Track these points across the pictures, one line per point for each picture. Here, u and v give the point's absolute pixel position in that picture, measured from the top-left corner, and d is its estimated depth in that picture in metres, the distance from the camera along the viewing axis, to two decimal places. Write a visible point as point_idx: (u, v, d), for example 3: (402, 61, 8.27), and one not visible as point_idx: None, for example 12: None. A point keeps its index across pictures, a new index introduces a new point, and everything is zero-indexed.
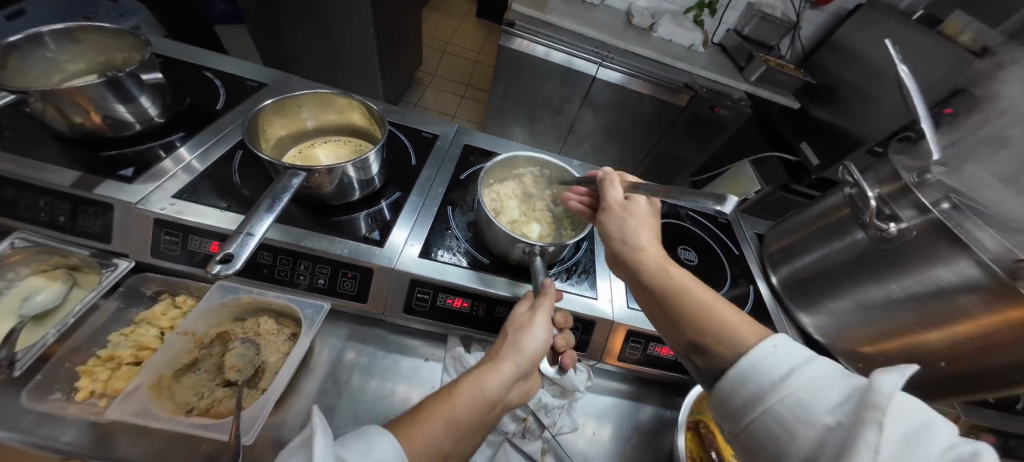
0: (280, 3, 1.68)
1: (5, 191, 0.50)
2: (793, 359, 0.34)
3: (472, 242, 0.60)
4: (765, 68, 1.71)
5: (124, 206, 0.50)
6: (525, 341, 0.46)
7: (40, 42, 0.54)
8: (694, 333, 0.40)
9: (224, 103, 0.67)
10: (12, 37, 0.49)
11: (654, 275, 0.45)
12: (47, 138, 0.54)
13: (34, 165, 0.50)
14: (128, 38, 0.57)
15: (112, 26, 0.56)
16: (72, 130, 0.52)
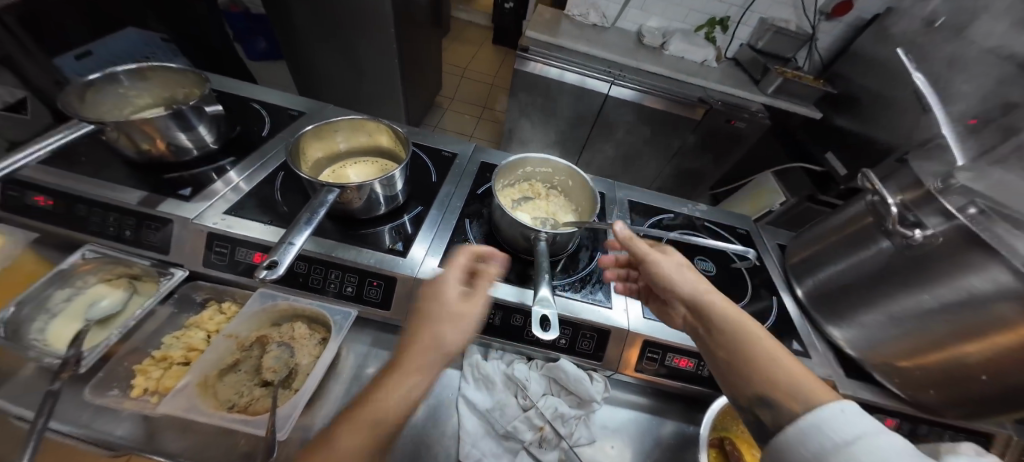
0: (312, 39, 1.83)
1: (79, 208, 0.57)
2: (868, 427, 0.33)
3: (489, 253, 0.62)
4: (781, 80, 1.71)
5: (182, 221, 0.56)
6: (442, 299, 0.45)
7: (115, 80, 0.62)
8: (760, 384, 0.40)
9: (268, 130, 0.74)
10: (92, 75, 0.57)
11: (718, 322, 0.46)
12: (117, 163, 0.62)
13: (104, 187, 0.57)
14: (191, 76, 0.65)
15: (178, 66, 0.64)
16: (140, 156, 0.60)
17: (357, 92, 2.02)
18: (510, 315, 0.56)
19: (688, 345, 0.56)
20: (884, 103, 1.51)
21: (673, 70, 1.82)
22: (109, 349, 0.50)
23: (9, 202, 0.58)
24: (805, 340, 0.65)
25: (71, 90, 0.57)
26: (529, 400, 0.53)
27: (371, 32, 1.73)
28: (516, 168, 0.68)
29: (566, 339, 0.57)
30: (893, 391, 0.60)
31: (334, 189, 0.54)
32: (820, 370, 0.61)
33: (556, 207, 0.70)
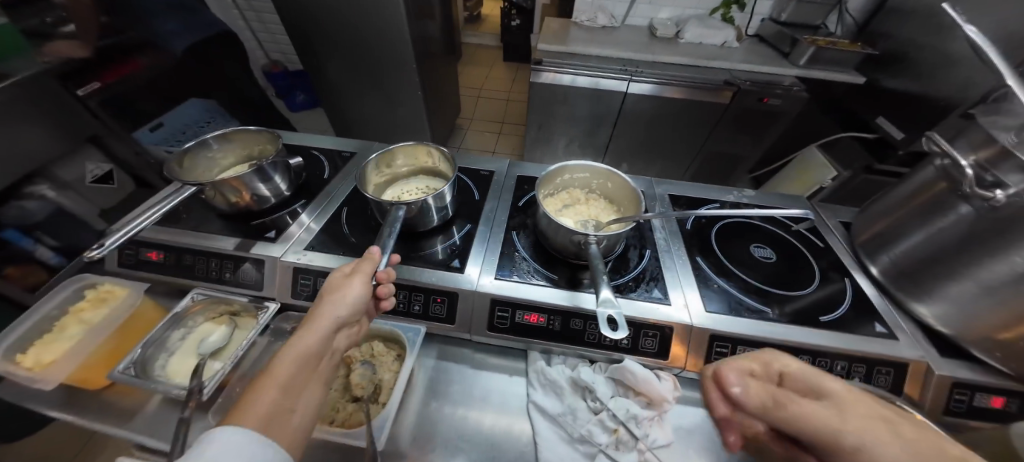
0: (343, 81, 1.98)
1: (186, 258, 0.67)
2: None
3: (540, 261, 0.65)
4: (814, 49, 1.63)
5: (273, 260, 0.64)
6: (342, 298, 0.49)
7: (206, 145, 0.72)
8: None
9: (329, 171, 0.83)
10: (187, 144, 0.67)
11: None
12: (213, 216, 0.72)
13: (212, 241, 0.67)
14: (265, 134, 0.75)
15: (256, 128, 0.73)
16: (231, 208, 0.70)
17: (386, 125, 2.15)
18: (569, 319, 0.58)
19: (758, 336, 0.56)
20: (932, 57, 1.41)
21: (695, 58, 1.78)
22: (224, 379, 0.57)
23: (134, 262, 0.69)
24: (888, 321, 0.61)
25: (172, 158, 0.67)
26: (598, 403, 0.55)
27: (396, 68, 1.85)
28: (553, 178, 0.70)
29: (628, 339, 0.58)
30: (998, 368, 0.56)
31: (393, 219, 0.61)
32: (908, 352, 0.57)
33: (596, 210, 0.71)
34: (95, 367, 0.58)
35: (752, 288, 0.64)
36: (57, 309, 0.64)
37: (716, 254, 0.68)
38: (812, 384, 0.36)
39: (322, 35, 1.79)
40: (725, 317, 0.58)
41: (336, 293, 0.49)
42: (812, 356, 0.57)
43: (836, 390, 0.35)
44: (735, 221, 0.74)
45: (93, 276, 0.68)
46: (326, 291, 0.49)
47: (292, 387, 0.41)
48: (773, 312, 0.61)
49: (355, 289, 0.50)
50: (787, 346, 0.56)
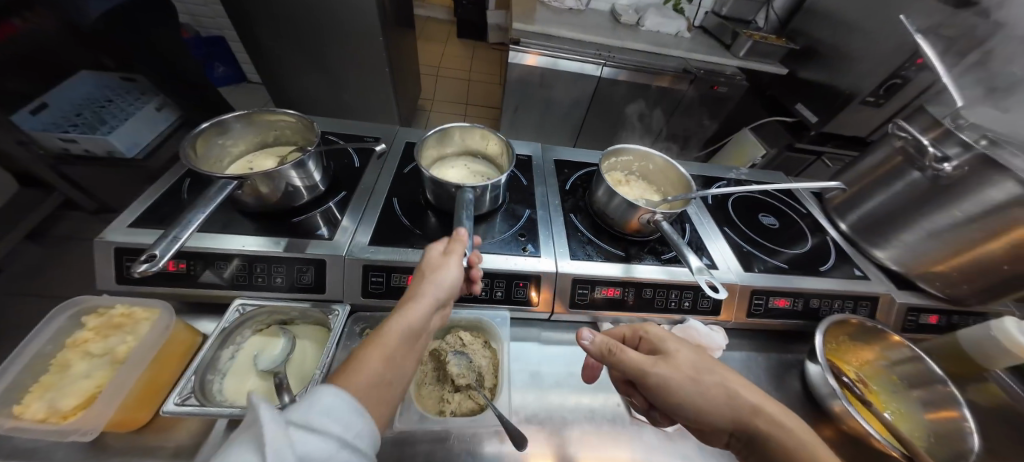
0: (295, 55, 1.76)
1: (220, 266, 0.58)
2: None
3: (602, 240, 0.70)
4: (751, 42, 1.87)
5: (337, 259, 0.59)
6: (441, 277, 0.49)
7: (224, 129, 0.63)
8: None
9: (360, 159, 0.78)
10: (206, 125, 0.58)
11: None
12: (238, 214, 0.64)
13: (253, 244, 0.59)
14: (299, 120, 0.65)
15: (285, 112, 0.65)
16: (258, 203, 0.62)
17: (347, 105, 1.98)
18: (642, 289, 0.64)
19: (787, 287, 0.68)
20: (840, 54, 1.71)
21: (658, 46, 1.92)
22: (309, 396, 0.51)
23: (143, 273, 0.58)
24: (862, 266, 0.78)
25: (188, 143, 0.58)
26: None
27: (363, 43, 1.71)
28: (610, 158, 0.75)
29: (689, 300, 0.66)
30: (933, 292, 0.75)
31: (466, 208, 0.60)
32: (879, 287, 0.74)
33: (639, 190, 0.78)
34: (137, 404, 0.49)
35: (772, 250, 0.75)
36: (47, 343, 0.50)
37: (737, 224, 0.79)
38: (671, 345, 0.52)
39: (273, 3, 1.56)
40: (763, 275, 0.69)
41: (441, 266, 0.50)
42: (822, 299, 0.70)
43: (671, 351, 0.51)
44: (741, 196, 0.87)
45: (91, 298, 0.54)
46: (427, 269, 0.50)
47: (398, 354, 0.42)
48: (791, 267, 0.72)
49: (453, 267, 0.51)
50: (805, 293, 0.69)
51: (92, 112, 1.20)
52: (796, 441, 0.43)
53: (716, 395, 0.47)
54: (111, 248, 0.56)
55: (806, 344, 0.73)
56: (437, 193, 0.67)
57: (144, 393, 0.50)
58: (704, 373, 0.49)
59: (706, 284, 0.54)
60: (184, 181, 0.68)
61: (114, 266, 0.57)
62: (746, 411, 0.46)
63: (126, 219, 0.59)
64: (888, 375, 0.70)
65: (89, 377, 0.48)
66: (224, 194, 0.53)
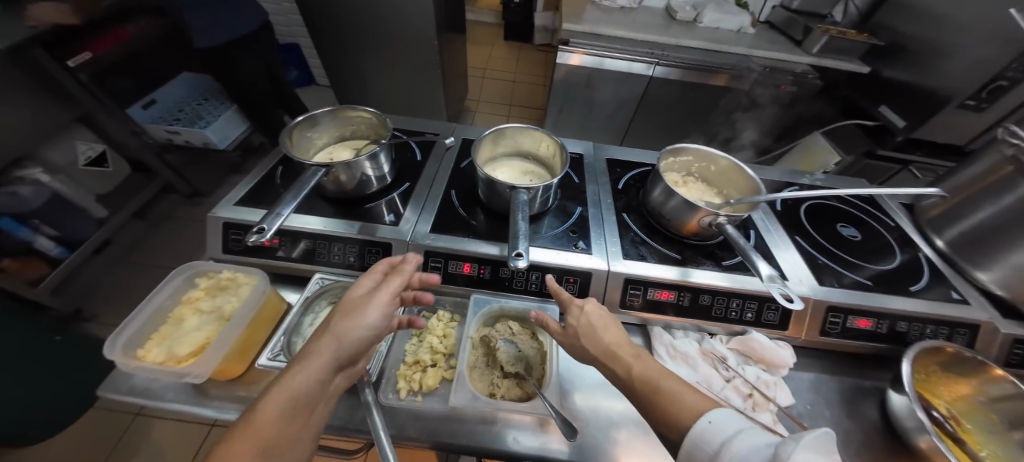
0: (358, 56, 1.89)
1: (304, 242, 0.65)
2: None
3: (657, 241, 0.67)
4: (827, 38, 1.72)
5: (403, 244, 0.64)
6: (354, 328, 0.46)
7: (313, 122, 0.69)
8: None
9: (420, 154, 0.82)
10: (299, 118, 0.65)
11: None
12: (314, 198, 0.70)
13: (331, 226, 0.65)
14: (374, 116, 0.70)
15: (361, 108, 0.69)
16: (338, 191, 0.68)
17: (401, 104, 2.09)
18: (699, 295, 0.62)
19: (868, 305, 0.61)
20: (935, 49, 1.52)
21: (714, 42, 1.82)
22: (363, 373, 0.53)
23: (242, 247, 0.65)
24: (961, 288, 0.68)
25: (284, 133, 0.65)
26: (731, 372, 0.58)
27: (418, 45, 1.80)
28: (670, 158, 0.72)
29: (753, 312, 0.62)
30: None
31: (520, 206, 0.59)
32: (981, 315, 0.64)
33: (699, 193, 0.74)
34: (236, 357, 0.55)
35: (851, 264, 0.68)
36: (167, 300, 0.59)
37: (811, 233, 0.73)
38: (572, 316, 0.54)
39: (341, 8, 1.70)
40: (840, 290, 0.63)
41: (365, 310, 0.48)
42: (909, 322, 0.62)
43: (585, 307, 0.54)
44: (815, 203, 0.80)
45: (202, 264, 0.63)
46: (335, 320, 0.46)
47: (279, 437, 0.39)
48: (874, 284, 0.65)
49: (373, 314, 0.48)
50: (890, 313, 0.62)
51: (190, 106, 1.76)
52: (648, 384, 0.45)
53: (607, 341, 0.50)
54: (219, 222, 0.65)
55: (888, 371, 0.66)
56: (488, 193, 0.68)
57: (242, 348, 0.56)
58: (597, 337, 0.51)
59: (778, 294, 0.50)
60: (276, 168, 0.75)
61: (222, 239, 0.65)
62: (637, 381, 0.46)
63: (232, 198, 0.66)
64: (987, 414, 0.61)
65: (198, 330, 0.55)
66: (317, 178, 0.59)
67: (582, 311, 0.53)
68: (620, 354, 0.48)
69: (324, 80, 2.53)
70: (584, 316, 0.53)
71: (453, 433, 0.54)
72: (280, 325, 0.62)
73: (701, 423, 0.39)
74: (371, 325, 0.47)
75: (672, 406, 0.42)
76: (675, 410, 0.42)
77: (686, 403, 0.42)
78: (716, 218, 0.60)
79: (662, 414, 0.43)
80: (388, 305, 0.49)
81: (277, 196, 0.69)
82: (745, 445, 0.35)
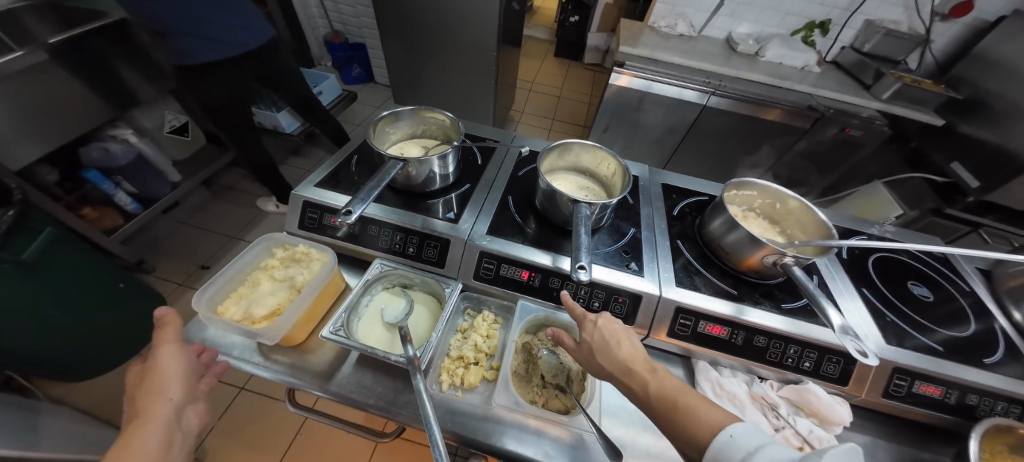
0: (421, 57, 1.99)
1: (370, 229, 0.69)
2: None
3: (712, 274, 0.67)
4: (899, 85, 1.64)
5: (460, 242, 0.67)
6: (159, 376, 0.51)
7: (395, 118, 0.74)
8: None
9: (481, 158, 0.85)
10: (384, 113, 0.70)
11: None
12: (383, 190, 0.74)
13: (395, 216, 0.69)
14: (454, 121, 0.73)
15: (440, 110, 0.74)
16: (406, 184, 0.72)
17: (452, 106, 2.16)
18: (754, 336, 0.61)
19: (937, 372, 0.58)
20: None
21: (776, 77, 1.78)
22: (413, 360, 0.56)
23: (315, 225, 0.70)
24: None
25: (368, 125, 0.70)
26: (781, 421, 0.57)
27: (478, 52, 1.87)
28: (735, 190, 0.72)
29: (811, 362, 0.60)
30: None
31: (583, 221, 0.60)
32: None
33: (760, 229, 0.73)
34: (300, 327, 0.60)
35: (921, 326, 0.64)
36: (249, 264, 0.65)
37: (879, 288, 0.69)
38: (585, 328, 0.53)
39: (416, 18, 1.81)
40: (908, 352, 0.59)
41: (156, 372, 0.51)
42: (981, 396, 0.58)
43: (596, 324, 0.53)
44: (883, 256, 0.76)
45: (279, 235, 0.68)
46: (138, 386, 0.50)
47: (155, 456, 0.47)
48: (946, 351, 0.61)
49: (168, 363, 0.52)
50: (960, 383, 0.58)
51: None
52: (669, 398, 0.45)
53: (623, 355, 0.49)
54: (300, 200, 0.70)
55: (951, 446, 0.61)
56: (547, 203, 0.70)
57: (305, 320, 0.61)
58: (612, 351, 0.50)
59: (852, 349, 0.49)
60: (352, 157, 0.79)
61: (299, 216, 0.71)
62: (655, 399, 0.46)
63: (312, 179, 0.72)
64: None
65: (273, 296, 0.60)
66: (391, 172, 0.63)
67: (594, 324, 0.53)
68: (635, 369, 0.48)
69: (381, 78, 2.65)
70: (597, 331, 0.52)
71: (493, 437, 0.55)
72: (338, 304, 0.67)
73: (721, 436, 0.41)
74: (174, 370, 0.52)
75: (690, 421, 0.43)
76: (697, 426, 0.43)
77: (705, 419, 0.43)
78: (780, 257, 0.60)
79: (680, 429, 0.44)
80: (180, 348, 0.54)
81: (351, 182, 0.73)
82: (766, 458, 0.38)
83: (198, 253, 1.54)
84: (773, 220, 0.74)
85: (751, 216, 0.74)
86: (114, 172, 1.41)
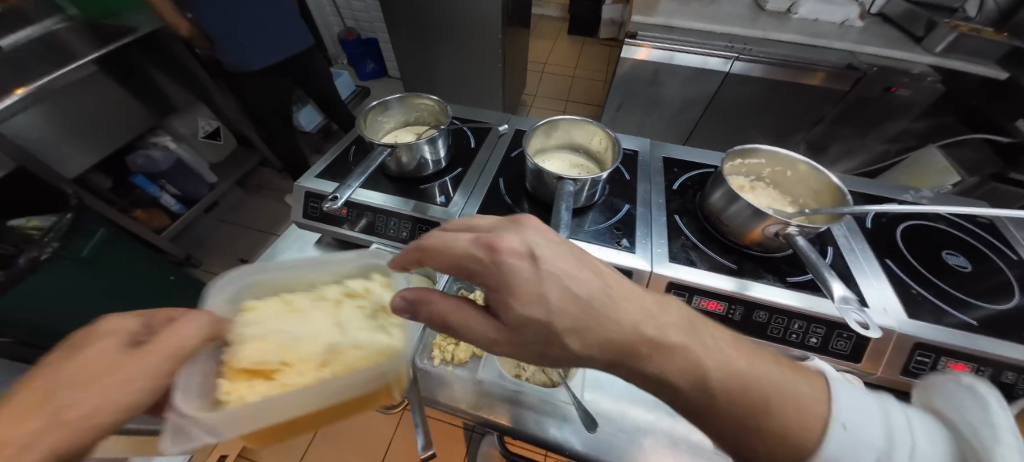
0: (431, 46, 1.99)
1: (368, 216, 0.71)
2: None
3: (711, 249, 0.64)
4: (955, 35, 1.46)
5: (450, 225, 0.68)
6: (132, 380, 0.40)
7: (384, 107, 0.75)
8: None
9: (475, 140, 0.84)
10: (375, 105, 0.70)
11: None
12: (377, 176, 0.76)
13: (390, 202, 0.71)
14: (441, 107, 0.73)
15: (429, 97, 0.73)
16: (399, 171, 0.73)
17: (465, 93, 2.15)
18: (753, 311, 0.58)
19: (967, 350, 0.52)
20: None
21: (809, 36, 1.62)
22: None
23: (318, 213, 0.73)
24: None
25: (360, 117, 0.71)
26: None
27: (485, 36, 1.84)
28: (734, 160, 0.66)
29: (818, 338, 0.56)
30: None
31: (566, 200, 0.59)
32: None
33: (768, 199, 0.68)
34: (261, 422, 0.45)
35: (953, 298, 0.58)
36: (324, 273, 0.56)
37: (904, 257, 0.63)
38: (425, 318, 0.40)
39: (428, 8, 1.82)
40: (933, 327, 0.54)
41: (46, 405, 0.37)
42: (1020, 374, 0.53)
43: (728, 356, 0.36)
44: (913, 223, 0.69)
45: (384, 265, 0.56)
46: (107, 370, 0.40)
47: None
48: (980, 326, 0.55)
49: (147, 377, 0.41)
50: (994, 362, 0.53)
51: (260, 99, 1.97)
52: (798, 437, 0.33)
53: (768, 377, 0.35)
54: (302, 191, 0.74)
55: None
56: (536, 183, 0.69)
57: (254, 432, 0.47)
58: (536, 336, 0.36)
59: (854, 322, 0.47)
60: (350, 147, 0.82)
61: (302, 206, 0.74)
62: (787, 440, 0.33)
63: (313, 171, 0.75)
64: None
65: (295, 343, 0.48)
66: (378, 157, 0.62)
67: (443, 307, 0.39)
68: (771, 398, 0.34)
69: (395, 71, 2.68)
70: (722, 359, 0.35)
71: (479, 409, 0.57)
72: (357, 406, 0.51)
73: None
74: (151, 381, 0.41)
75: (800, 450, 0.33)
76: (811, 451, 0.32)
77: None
78: (783, 228, 0.56)
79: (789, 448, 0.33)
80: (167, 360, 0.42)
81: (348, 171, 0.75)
82: None
83: (237, 247, 1.68)
84: (780, 188, 0.69)
85: (758, 185, 0.70)
86: (158, 176, 1.54)
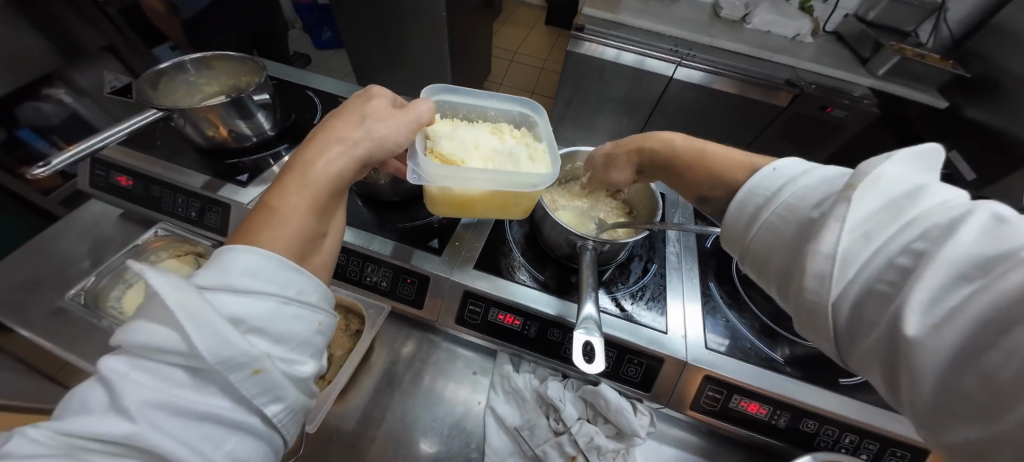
0: None
1: (154, 190, 0.64)
2: None
3: (529, 257, 0.59)
4: (899, 59, 1.39)
5: (237, 206, 0.60)
6: (379, 129, 0.41)
7: (184, 69, 0.69)
8: None
9: (319, 117, 0.77)
10: (165, 65, 0.64)
11: None
12: (190, 150, 0.68)
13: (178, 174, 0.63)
14: (249, 64, 0.70)
15: (237, 55, 0.69)
16: (207, 142, 0.65)
17: None
18: (547, 328, 0.52)
19: (760, 390, 0.47)
20: None
21: (756, 47, 1.55)
22: None
23: (104, 184, 0.66)
24: None
25: (147, 79, 0.64)
26: (561, 425, 0.49)
27: None
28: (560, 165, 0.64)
29: (608, 362, 0.51)
30: None
31: None
32: None
33: (603, 208, 0.63)
34: (448, 198, 0.50)
35: (763, 326, 0.53)
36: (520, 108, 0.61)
37: (730, 282, 0.58)
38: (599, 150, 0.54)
39: None
40: (728, 356, 0.49)
41: (296, 191, 0.34)
42: (820, 421, 0.47)
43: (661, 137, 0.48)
44: None
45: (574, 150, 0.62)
46: (330, 128, 0.39)
47: (319, 206, 0.35)
48: (788, 364, 0.50)
49: (390, 128, 0.42)
50: (791, 405, 0.47)
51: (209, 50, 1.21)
52: (718, 177, 0.40)
53: (734, 157, 0.41)
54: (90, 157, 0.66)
55: None
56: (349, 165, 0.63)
57: (456, 202, 0.50)
58: (658, 139, 0.47)
59: (579, 345, 0.41)
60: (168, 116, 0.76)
61: (89, 175, 0.67)
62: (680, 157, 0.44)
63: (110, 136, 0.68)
64: None
65: (462, 143, 0.53)
66: (137, 122, 0.56)
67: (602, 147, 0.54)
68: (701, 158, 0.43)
69: None
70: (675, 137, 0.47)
71: None
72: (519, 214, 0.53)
73: (762, 172, 0.36)
74: (386, 136, 0.41)
75: (719, 174, 0.40)
76: (721, 175, 0.40)
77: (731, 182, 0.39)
78: (587, 242, 0.51)
79: (704, 181, 0.42)
80: (402, 129, 0.43)
81: (151, 141, 0.68)
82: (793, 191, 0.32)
83: None
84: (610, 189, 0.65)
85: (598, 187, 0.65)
86: None
